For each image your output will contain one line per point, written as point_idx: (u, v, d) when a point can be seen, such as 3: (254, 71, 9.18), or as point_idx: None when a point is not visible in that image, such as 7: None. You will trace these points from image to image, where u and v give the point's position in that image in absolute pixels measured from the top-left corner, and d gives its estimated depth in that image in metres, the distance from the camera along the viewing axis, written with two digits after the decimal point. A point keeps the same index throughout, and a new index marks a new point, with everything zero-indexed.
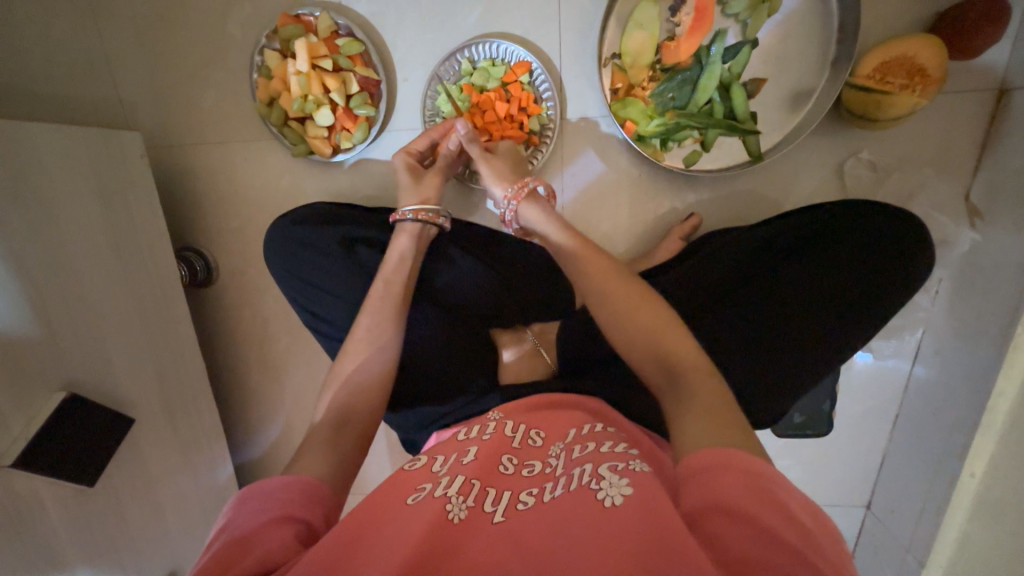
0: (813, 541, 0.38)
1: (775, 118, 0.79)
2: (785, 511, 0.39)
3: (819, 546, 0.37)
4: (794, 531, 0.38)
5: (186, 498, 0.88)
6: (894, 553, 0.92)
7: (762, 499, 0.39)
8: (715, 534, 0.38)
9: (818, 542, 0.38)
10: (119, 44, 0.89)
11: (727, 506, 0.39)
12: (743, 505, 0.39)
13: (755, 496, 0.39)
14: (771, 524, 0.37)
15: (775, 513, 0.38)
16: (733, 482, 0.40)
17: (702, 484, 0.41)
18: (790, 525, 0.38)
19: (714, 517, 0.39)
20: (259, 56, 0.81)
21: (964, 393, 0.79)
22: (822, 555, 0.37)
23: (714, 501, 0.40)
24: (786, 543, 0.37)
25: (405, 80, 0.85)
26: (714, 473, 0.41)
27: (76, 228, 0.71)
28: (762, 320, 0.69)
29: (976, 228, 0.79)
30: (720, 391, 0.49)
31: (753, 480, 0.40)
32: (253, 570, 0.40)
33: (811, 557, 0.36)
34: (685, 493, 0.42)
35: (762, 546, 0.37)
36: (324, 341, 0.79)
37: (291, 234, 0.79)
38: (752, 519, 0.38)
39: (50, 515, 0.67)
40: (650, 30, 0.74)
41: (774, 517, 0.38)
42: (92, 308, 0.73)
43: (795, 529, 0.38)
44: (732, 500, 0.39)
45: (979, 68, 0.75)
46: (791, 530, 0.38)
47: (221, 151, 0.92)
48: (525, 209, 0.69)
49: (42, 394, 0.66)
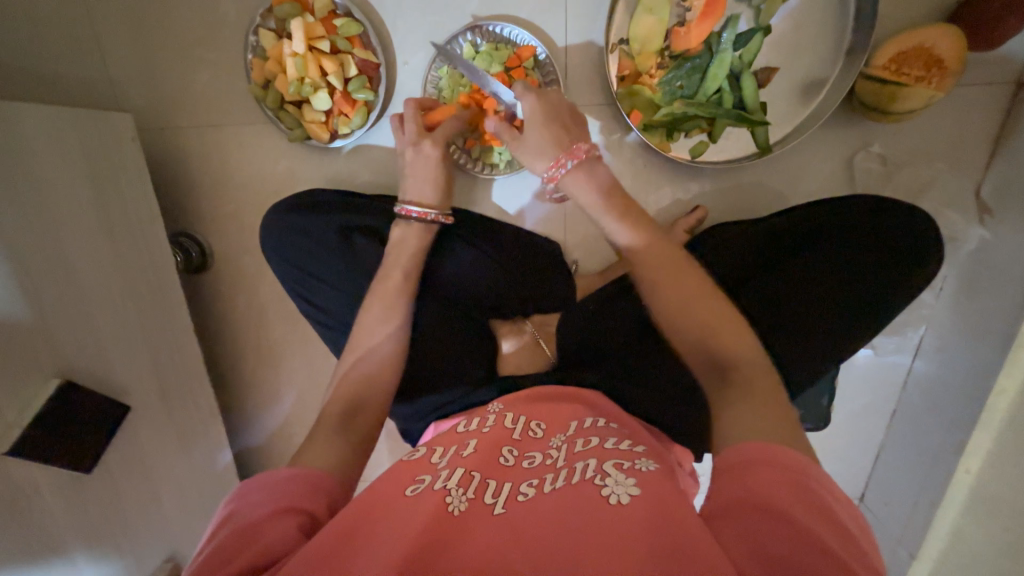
0: (843, 539, 0.38)
1: (786, 108, 0.77)
2: (828, 513, 0.39)
3: (849, 542, 0.38)
4: (834, 534, 0.37)
5: (185, 484, 0.88)
6: (887, 546, 0.93)
7: (790, 497, 0.39)
8: (745, 530, 0.38)
9: (858, 546, 0.38)
10: (107, 20, 0.86)
11: (754, 502, 0.39)
12: (782, 503, 0.38)
13: (796, 495, 0.39)
14: (811, 525, 0.37)
15: (815, 514, 0.38)
16: (773, 479, 0.40)
17: (741, 478, 0.41)
18: (829, 526, 0.38)
19: (741, 511, 0.39)
20: (254, 36, 0.78)
21: (966, 390, 0.79)
22: (859, 558, 0.37)
23: (750, 496, 0.39)
24: (825, 546, 0.36)
25: (405, 64, 0.83)
26: (754, 469, 0.41)
27: (67, 212, 0.70)
28: (770, 315, 0.67)
29: (986, 225, 0.77)
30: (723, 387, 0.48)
31: (795, 478, 0.40)
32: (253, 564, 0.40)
33: (838, 553, 0.36)
34: (720, 487, 0.42)
35: (797, 546, 0.36)
36: (321, 331, 0.79)
37: (286, 221, 0.77)
38: (791, 518, 0.37)
39: (48, 501, 0.67)
40: (660, 15, 0.71)
41: (813, 517, 0.38)
42: (86, 295, 0.72)
43: (837, 533, 0.38)
44: (771, 498, 0.39)
45: (998, 60, 0.73)
46: (831, 531, 0.37)
47: (216, 135, 0.89)
48: (566, 184, 0.62)
49: (37, 380, 0.66)
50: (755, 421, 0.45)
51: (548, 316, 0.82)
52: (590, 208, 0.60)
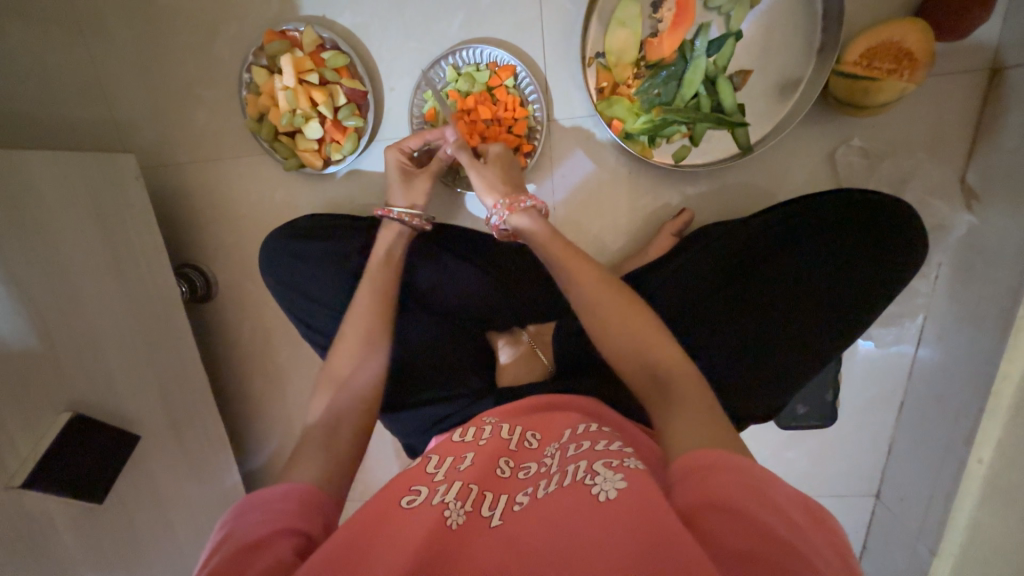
0: (799, 534, 0.38)
1: (763, 109, 0.79)
2: (777, 508, 0.39)
3: (806, 538, 0.38)
4: (787, 525, 0.38)
5: (195, 510, 0.90)
6: (906, 543, 0.91)
7: (743, 496, 0.39)
8: (710, 529, 0.38)
9: (815, 541, 0.38)
10: (111, 66, 0.90)
11: (719, 500, 0.39)
12: (735, 499, 0.39)
13: (748, 494, 0.39)
14: (764, 523, 0.38)
15: (772, 512, 0.38)
16: (733, 482, 0.40)
17: (696, 481, 0.41)
18: (782, 519, 0.38)
19: (711, 512, 0.39)
20: (247, 74, 0.82)
21: (969, 376, 0.78)
22: (814, 550, 0.37)
23: (713, 498, 0.40)
24: (780, 539, 0.37)
25: (392, 90, 0.86)
26: (711, 472, 0.41)
27: (74, 250, 0.73)
28: (754, 314, 0.68)
29: (973, 211, 0.77)
30: (696, 391, 0.51)
31: (751, 480, 0.41)
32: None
33: (804, 553, 0.36)
34: (682, 491, 0.42)
35: (756, 541, 0.37)
36: (322, 351, 0.80)
37: (286, 247, 0.80)
38: (750, 517, 0.38)
39: (61, 532, 0.68)
40: (633, 27, 0.74)
41: (767, 514, 0.38)
42: (94, 329, 0.74)
43: (792, 529, 0.38)
44: (728, 497, 0.39)
45: (970, 48, 0.74)
46: (782, 523, 0.38)
47: (215, 168, 0.93)
48: (515, 220, 0.67)
49: (49, 414, 0.68)
50: (708, 423, 0.47)
51: (544, 325, 0.82)
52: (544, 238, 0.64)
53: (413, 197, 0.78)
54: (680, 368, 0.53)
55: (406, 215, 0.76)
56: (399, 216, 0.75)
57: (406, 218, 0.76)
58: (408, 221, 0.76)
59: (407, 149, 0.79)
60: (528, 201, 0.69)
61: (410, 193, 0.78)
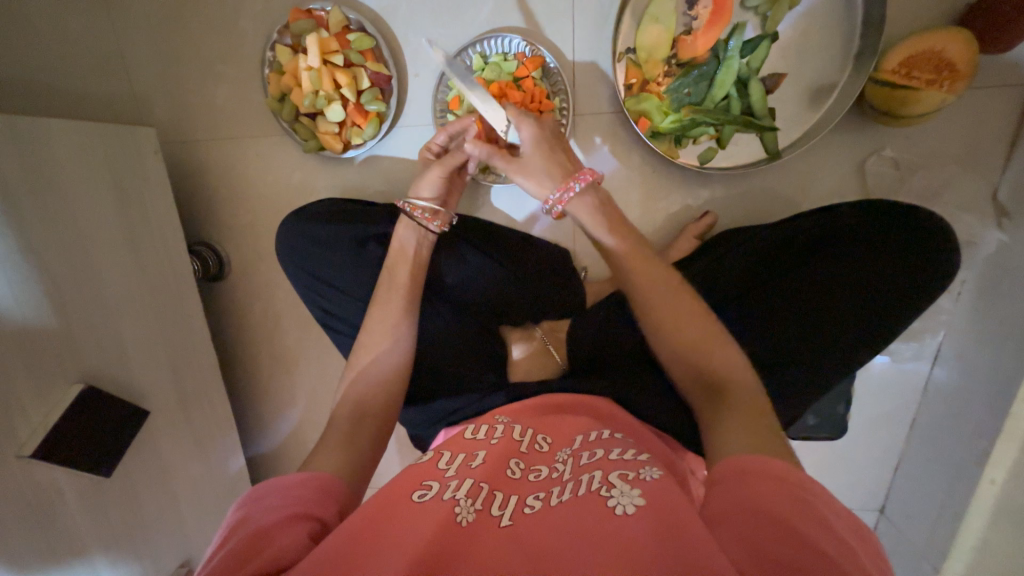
0: (840, 544, 0.36)
1: (793, 114, 0.77)
2: (821, 520, 0.38)
3: (847, 549, 0.36)
4: (832, 541, 0.36)
5: (200, 489, 0.90)
6: (908, 559, 0.91)
7: (785, 505, 0.38)
8: (740, 531, 0.38)
9: (854, 551, 0.37)
10: (133, 38, 0.89)
11: (758, 507, 0.39)
12: (778, 508, 0.38)
13: (793, 502, 0.39)
14: (809, 535, 0.36)
15: (813, 522, 0.37)
16: (773, 490, 0.40)
17: (737, 487, 0.41)
18: (822, 530, 0.37)
19: (745, 516, 0.38)
20: (271, 52, 0.81)
21: (986, 395, 0.77)
22: (856, 563, 0.36)
23: (748, 504, 0.39)
24: (820, 548, 0.35)
25: (416, 76, 0.85)
26: (751, 479, 0.41)
27: (92, 224, 0.72)
28: (776, 325, 0.66)
29: (1003, 229, 0.76)
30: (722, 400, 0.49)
31: (787, 486, 0.40)
32: (267, 567, 0.39)
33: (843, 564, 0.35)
34: (715, 497, 0.42)
35: (792, 549, 0.35)
36: (334, 338, 0.80)
37: (303, 231, 0.79)
38: (788, 523, 0.37)
39: (68, 504, 0.68)
40: (666, 24, 0.72)
41: (808, 524, 0.37)
42: (109, 303, 0.74)
43: (834, 540, 0.37)
44: (769, 506, 0.38)
45: (1013, 61, 0.72)
46: (824, 534, 0.37)
47: (234, 146, 0.92)
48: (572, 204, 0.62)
49: (61, 386, 0.68)
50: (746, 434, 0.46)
51: (558, 323, 0.83)
52: (599, 228, 0.61)
53: (424, 192, 0.76)
54: (700, 376, 0.52)
55: (424, 211, 0.75)
56: (419, 212, 0.74)
57: (421, 216, 0.74)
58: (425, 219, 0.74)
59: (434, 147, 0.78)
60: (579, 182, 0.62)
61: (427, 186, 0.76)
